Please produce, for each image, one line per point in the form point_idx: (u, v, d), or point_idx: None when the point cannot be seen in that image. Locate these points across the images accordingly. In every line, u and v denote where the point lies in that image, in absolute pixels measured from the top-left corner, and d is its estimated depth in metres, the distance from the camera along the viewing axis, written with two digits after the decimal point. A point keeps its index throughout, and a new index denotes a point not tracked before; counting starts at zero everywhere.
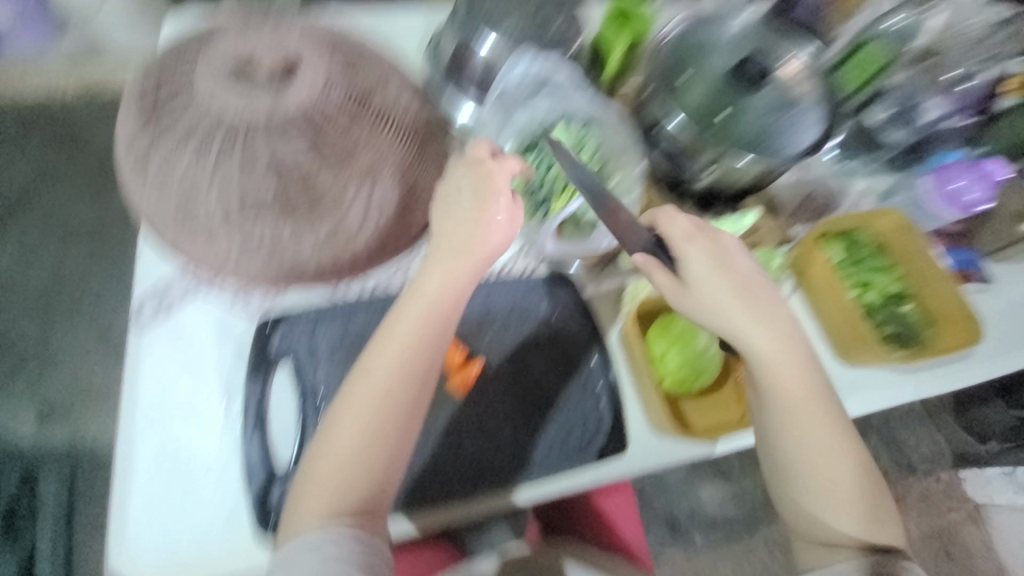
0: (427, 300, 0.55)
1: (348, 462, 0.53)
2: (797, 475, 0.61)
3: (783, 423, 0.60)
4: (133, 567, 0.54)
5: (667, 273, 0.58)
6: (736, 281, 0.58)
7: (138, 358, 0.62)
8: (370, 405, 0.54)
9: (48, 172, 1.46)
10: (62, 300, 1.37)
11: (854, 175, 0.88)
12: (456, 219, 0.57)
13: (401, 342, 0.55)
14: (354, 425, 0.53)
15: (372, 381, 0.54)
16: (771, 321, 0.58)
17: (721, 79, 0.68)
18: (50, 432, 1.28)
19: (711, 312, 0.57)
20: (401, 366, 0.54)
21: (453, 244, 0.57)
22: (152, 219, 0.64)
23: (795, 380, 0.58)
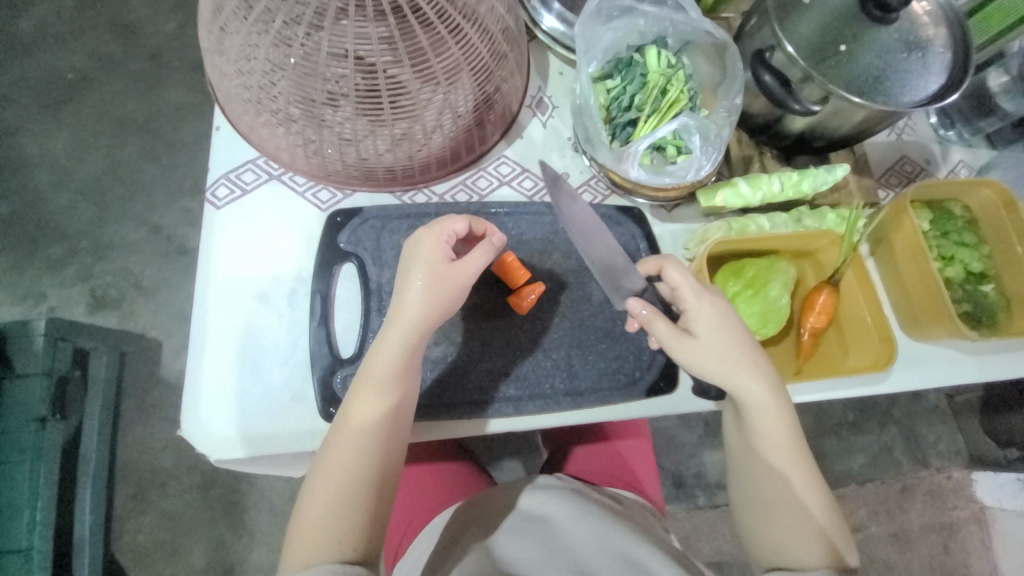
0: (387, 361, 0.54)
1: (335, 523, 0.52)
2: (766, 509, 0.63)
3: (762, 457, 0.62)
4: (201, 432, 0.57)
5: (666, 322, 0.59)
6: (730, 331, 0.59)
7: (212, 236, 0.63)
8: (343, 466, 0.53)
9: (102, 60, 1.45)
10: (113, 192, 1.40)
11: (950, 143, 0.82)
12: (411, 288, 0.55)
13: (365, 404, 0.54)
14: (330, 487, 0.53)
15: (342, 443, 0.54)
16: (761, 369, 0.60)
17: (846, 8, 0.61)
18: (101, 316, 1.34)
19: (705, 360, 0.59)
20: (371, 423, 0.54)
21: (411, 310, 0.54)
22: (230, 99, 0.63)
23: (775, 420, 0.61)
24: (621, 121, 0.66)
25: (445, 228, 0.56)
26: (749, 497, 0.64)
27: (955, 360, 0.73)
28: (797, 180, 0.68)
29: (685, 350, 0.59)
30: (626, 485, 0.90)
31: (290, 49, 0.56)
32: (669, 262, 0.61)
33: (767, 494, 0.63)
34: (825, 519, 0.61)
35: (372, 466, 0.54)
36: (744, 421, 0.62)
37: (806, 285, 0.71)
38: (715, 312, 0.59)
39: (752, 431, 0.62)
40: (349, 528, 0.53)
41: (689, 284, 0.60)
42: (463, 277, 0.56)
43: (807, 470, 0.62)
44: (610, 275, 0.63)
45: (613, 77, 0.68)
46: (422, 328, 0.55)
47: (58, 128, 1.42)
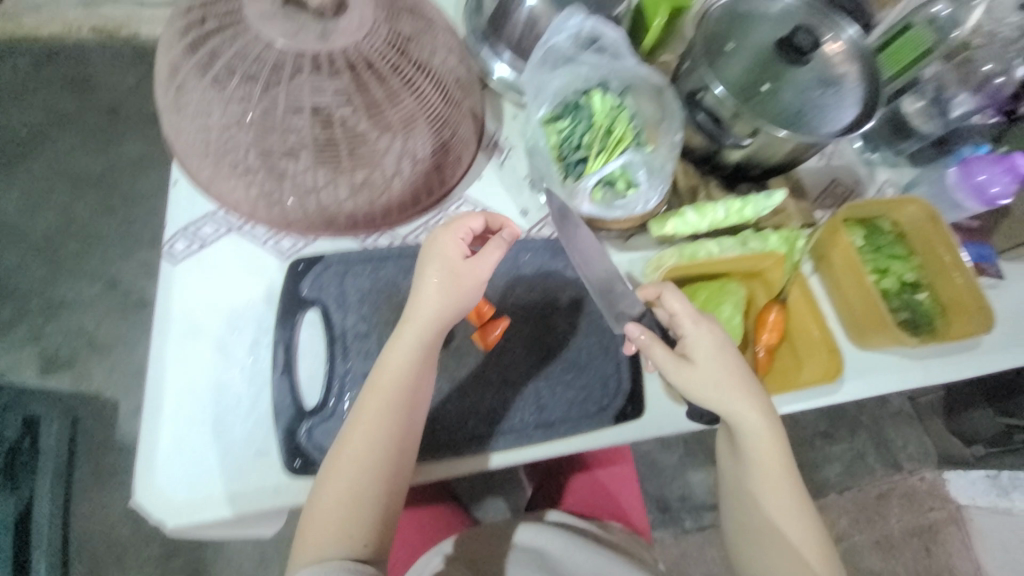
0: (407, 355, 0.55)
1: (347, 512, 0.53)
2: (759, 536, 0.65)
3: (755, 486, 0.65)
4: (159, 496, 0.54)
5: (664, 347, 0.62)
6: (728, 360, 0.62)
7: (168, 291, 0.62)
8: (358, 457, 0.53)
9: (57, 117, 1.44)
10: (68, 249, 1.36)
11: (875, 165, 0.90)
12: (426, 281, 0.57)
13: (385, 395, 0.54)
14: (344, 478, 0.53)
15: (358, 434, 0.53)
16: (753, 393, 0.62)
17: (766, 52, 0.68)
18: (53, 379, 1.27)
19: (702, 387, 0.61)
20: (390, 416, 0.54)
21: (427, 303, 0.56)
22: (188, 154, 0.64)
23: (770, 451, 0.63)
24: (572, 159, 0.70)
25: (461, 226, 0.59)
26: (743, 522, 0.67)
27: (905, 368, 0.77)
28: (739, 206, 0.73)
29: (683, 375, 0.61)
30: (611, 516, 0.91)
31: (249, 106, 0.58)
32: (668, 289, 0.63)
33: (758, 522, 0.65)
34: (811, 555, 0.63)
35: (385, 461, 0.54)
36: (741, 449, 0.64)
37: (758, 303, 0.74)
38: (713, 340, 0.62)
39: (744, 457, 0.64)
40: (359, 520, 0.53)
41: (688, 312, 0.63)
42: (478, 273, 0.58)
43: (798, 502, 0.64)
44: (607, 295, 0.65)
45: (563, 119, 0.71)
46: (439, 323, 0.56)
47: (10, 186, 1.39)
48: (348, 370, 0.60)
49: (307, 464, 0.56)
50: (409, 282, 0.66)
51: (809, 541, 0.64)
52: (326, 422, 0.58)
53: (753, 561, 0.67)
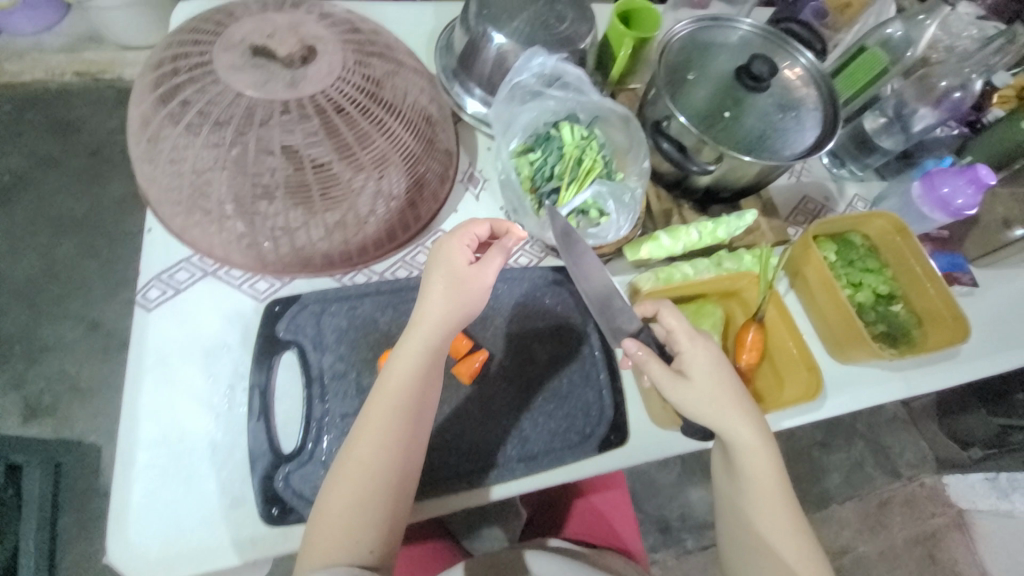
0: (414, 359, 0.55)
1: (356, 518, 0.51)
2: (755, 557, 0.64)
3: (748, 503, 0.64)
4: (131, 552, 0.52)
5: (661, 364, 0.61)
6: (722, 373, 0.62)
7: (142, 338, 0.62)
8: (366, 462, 0.52)
9: (39, 161, 1.44)
10: (50, 292, 1.35)
11: (844, 180, 0.92)
12: (431, 285, 0.56)
13: (394, 398, 0.54)
14: (353, 483, 0.52)
15: (366, 437, 0.53)
16: (746, 408, 0.61)
17: (725, 80, 0.71)
18: (35, 427, 1.24)
19: (698, 404, 0.60)
20: (399, 420, 0.53)
21: (434, 306, 0.55)
22: (162, 202, 0.64)
23: (763, 465, 0.62)
24: (544, 189, 0.71)
25: (468, 231, 0.58)
26: (738, 541, 0.65)
27: (885, 380, 0.78)
28: (712, 228, 0.75)
29: (679, 392, 0.60)
30: (607, 543, 0.90)
31: (221, 154, 0.59)
32: (665, 305, 0.64)
33: (754, 541, 0.64)
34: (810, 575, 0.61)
35: (393, 466, 0.53)
36: (735, 465, 0.63)
37: (736, 322, 0.75)
38: (708, 357, 0.62)
39: (738, 472, 0.64)
40: (368, 527, 0.52)
41: (684, 329, 0.63)
42: (484, 280, 0.57)
43: (792, 518, 0.63)
44: (604, 309, 0.64)
45: (534, 151, 0.74)
46: (447, 326, 0.56)
47: None
48: (326, 411, 0.60)
49: (284, 511, 0.55)
50: (386, 318, 0.66)
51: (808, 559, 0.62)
52: (303, 467, 0.57)
53: None
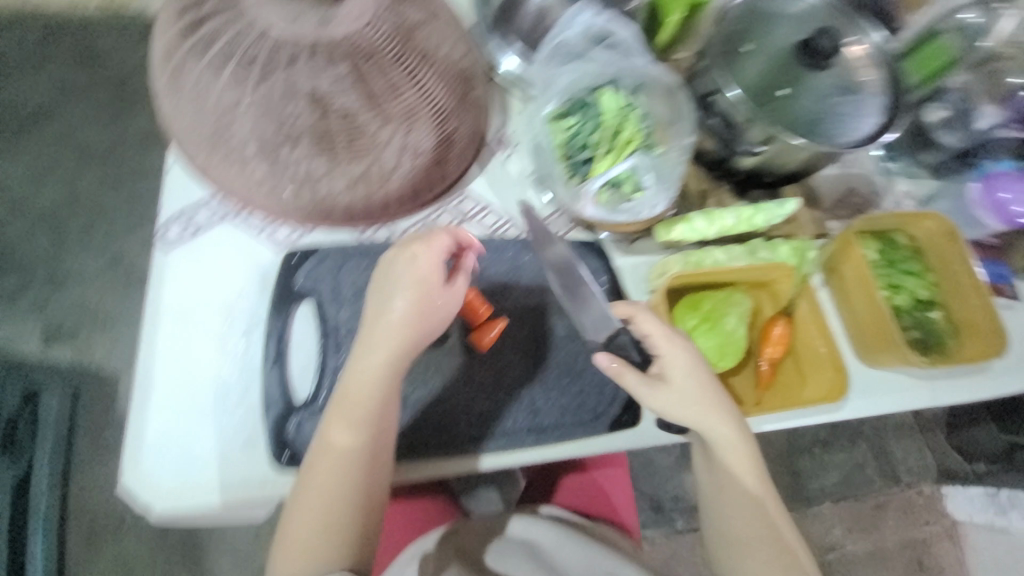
0: (371, 378, 0.53)
1: (322, 526, 0.54)
2: (734, 544, 0.65)
3: (730, 494, 0.64)
4: (145, 483, 0.54)
5: (635, 372, 0.60)
6: (702, 375, 0.61)
7: (160, 276, 0.61)
8: (329, 475, 0.53)
9: (64, 88, 1.43)
10: (73, 222, 1.36)
11: (894, 176, 0.86)
12: (391, 303, 0.54)
13: (352, 418, 0.53)
14: (318, 495, 0.53)
15: (326, 453, 0.53)
16: (724, 408, 0.61)
17: (784, 53, 0.65)
18: (56, 351, 1.28)
19: (676, 405, 0.60)
20: (358, 439, 0.53)
21: (395, 327, 0.54)
22: (183, 137, 0.62)
23: (742, 460, 0.63)
24: (578, 159, 0.68)
25: (435, 248, 0.55)
26: (718, 531, 0.66)
27: (909, 387, 0.75)
28: (749, 215, 0.71)
29: (657, 397, 0.60)
30: (602, 514, 0.91)
31: (246, 92, 0.56)
32: (642, 310, 0.60)
33: (732, 529, 0.65)
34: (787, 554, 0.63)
35: (356, 479, 0.54)
36: (715, 460, 0.63)
37: (764, 314, 0.71)
38: (689, 361, 0.61)
39: (716, 467, 0.64)
40: (337, 530, 0.54)
41: (662, 333, 0.60)
42: (449, 297, 0.55)
43: (769, 506, 0.64)
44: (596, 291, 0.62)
45: (569, 116, 0.68)
46: (407, 345, 0.54)
47: (15, 157, 1.38)
48: (339, 366, 0.59)
49: (294, 458, 0.56)
50: None
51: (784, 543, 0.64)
52: (314, 417, 0.57)
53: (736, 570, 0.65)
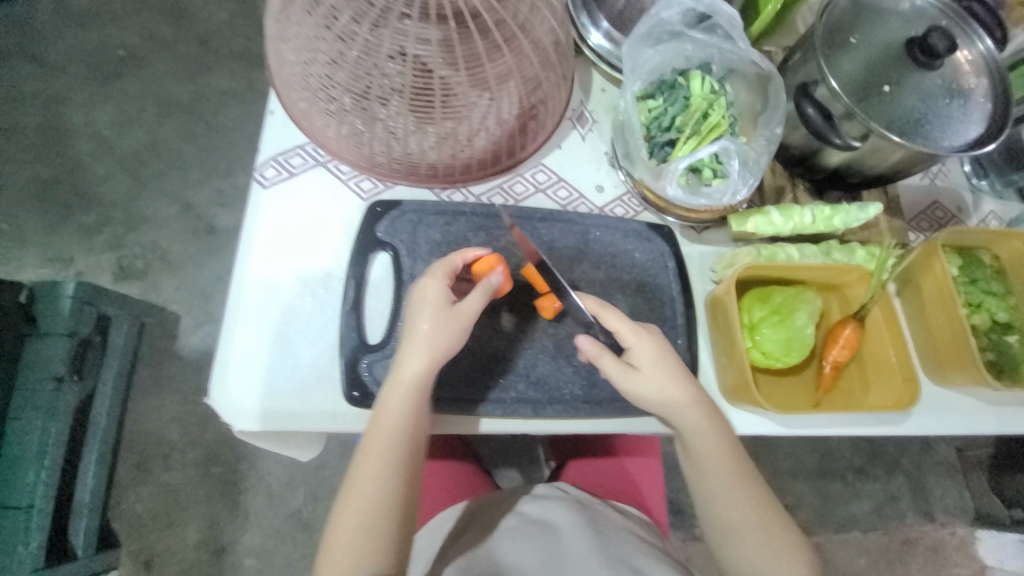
0: (401, 394, 0.56)
1: (365, 541, 0.54)
2: (735, 536, 0.62)
3: (716, 487, 0.62)
4: (229, 399, 0.58)
5: (612, 359, 0.61)
6: (669, 363, 0.61)
7: (255, 211, 0.65)
8: (369, 489, 0.55)
9: (153, 41, 1.50)
10: (151, 168, 1.43)
11: (981, 194, 0.82)
12: (418, 327, 0.56)
13: (385, 434, 0.55)
14: (360, 508, 0.55)
15: (366, 466, 0.56)
16: (690, 395, 0.61)
17: (894, 49, 0.63)
18: (126, 286, 1.36)
19: (647, 394, 0.60)
20: (391, 452, 0.56)
21: (422, 351, 0.56)
22: (288, 86, 0.66)
23: (718, 447, 0.62)
24: (660, 140, 0.67)
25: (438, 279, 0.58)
26: (716, 526, 0.63)
27: (975, 410, 0.72)
28: (828, 214, 0.69)
29: (630, 384, 0.60)
30: (631, 502, 0.87)
31: (352, 44, 0.58)
32: (606, 308, 0.62)
33: (728, 520, 0.63)
34: (780, 537, 0.62)
35: (399, 479, 0.56)
36: (691, 452, 0.63)
37: (832, 317, 0.71)
38: (656, 347, 0.61)
39: (692, 458, 0.63)
40: (380, 533, 0.55)
41: (627, 326, 0.61)
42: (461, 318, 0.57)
43: (756, 493, 0.63)
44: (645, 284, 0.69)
45: (655, 98, 0.69)
46: (434, 360, 0.56)
47: (103, 101, 1.46)
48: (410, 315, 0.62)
49: (365, 395, 0.59)
50: (478, 240, 0.67)
51: (776, 528, 0.62)
52: (384, 362, 0.60)
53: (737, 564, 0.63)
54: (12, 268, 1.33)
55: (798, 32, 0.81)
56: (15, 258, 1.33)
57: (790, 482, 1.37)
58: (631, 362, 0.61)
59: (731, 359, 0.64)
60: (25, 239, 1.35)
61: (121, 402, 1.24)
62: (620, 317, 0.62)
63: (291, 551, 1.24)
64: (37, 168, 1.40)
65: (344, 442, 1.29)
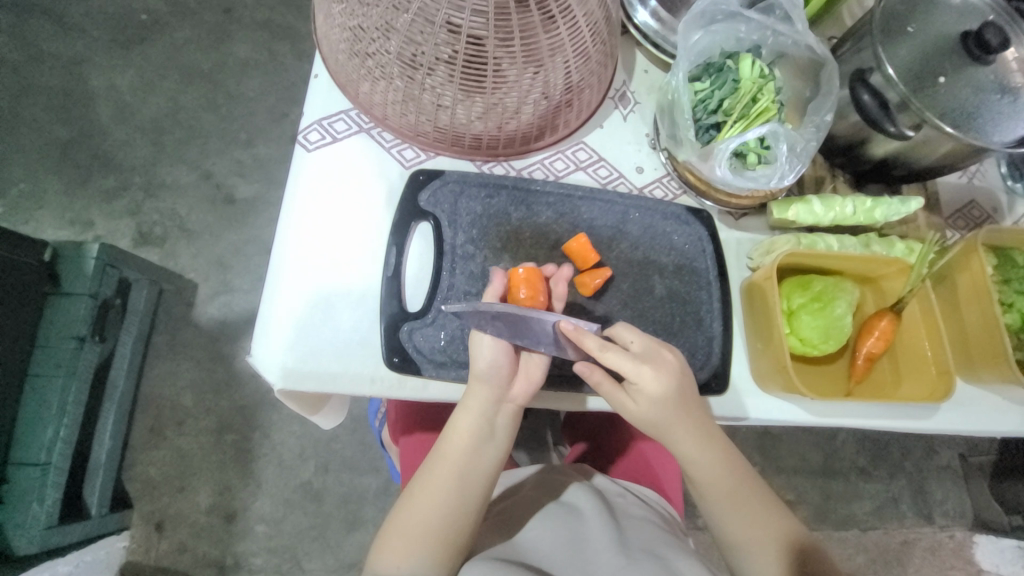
0: (476, 412, 0.59)
1: (431, 545, 0.58)
2: (747, 558, 0.64)
3: (721, 503, 0.65)
4: (268, 359, 0.59)
5: (609, 384, 0.60)
6: (667, 401, 0.59)
7: (299, 171, 0.66)
8: (438, 492, 0.59)
9: (177, 6, 1.48)
10: (171, 134, 1.41)
11: (1019, 197, 0.81)
12: (480, 347, 0.58)
13: (458, 444, 0.59)
14: (419, 511, 0.59)
15: (436, 470, 0.59)
16: (702, 431, 0.62)
17: (948, 42, 0.63)
18: (144, 252, 1.34)
19: (640, 421, 0.61)
20: (464, 466, 0.59)
21: (486, 373, 0.58)
22: (335, 50, 0.65)
23: (723, 468, 0.64)
24: (707, 122, 0.67)
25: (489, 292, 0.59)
26: (728, 540, 0.65)
27: (996, 407, 0.72)
28: (869, 206, 0.69)
29: (624, 410, 0.61)
30: (649, 484, 0.86)
31: (406, 8, 0.56)
32: (605, 347, 0.56)
33: (739, 534, 0.65)
34: (789, 552, 0.64)
35: (454, 492, 0.59)
36: (697, 476, 0.64)
37: (865, 311, 0.71)
38: (656, 383, 0.58)
39: (698, 484, 0.65)
40: (432, 538, 0.58)
41: (624, 358, 0.57)
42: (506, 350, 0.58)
43: (762, 507, 0.65)
44: (683, 268, 0.69)
45: (702, 80, 0.68)
46: (496, 389, 0.59)
47: (125, 65, 1.43)
48: (451, 285, 0.63)
49: (406, 362, 0.60)
50: (518, 214, 0.67)
51: (783, 542, 0.64)
52: (425, 330, 0.61)
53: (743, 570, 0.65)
54: (30, 229, 1.30)
55: (845, 24, 0.80)
56: (32, 218, 1.31)
57: (793, 478, 1.38)
58: (624, 390, 0.60)
59: (767, 345, 0.65)
60: (42, 200, 1.33)
61: (137, 367, 1.23)
62: (617, 355, 0.57)
63: (301, 519, 1.24)
64: (58, 129, 1.37)
65: (358, 418, 1.30)
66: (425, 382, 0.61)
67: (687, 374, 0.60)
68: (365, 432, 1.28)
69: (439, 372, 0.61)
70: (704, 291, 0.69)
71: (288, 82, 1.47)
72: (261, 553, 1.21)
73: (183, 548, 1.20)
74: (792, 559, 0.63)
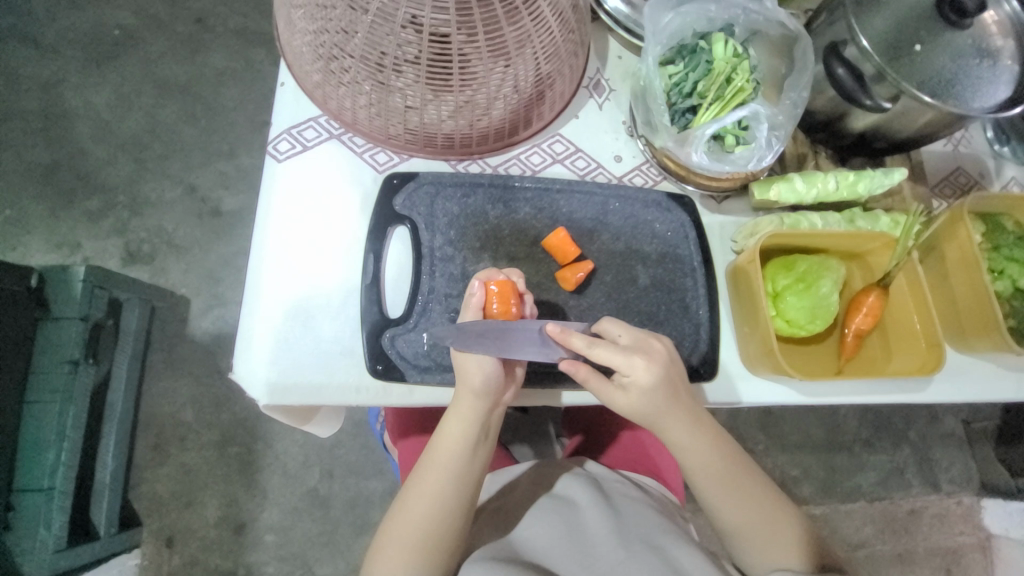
0: (467, 417, 0.58)
1: (427, 551, 0.58)
2: (744, 541, 0.64)
3: (717, 492, 0.64)
4: (250, 374, 0.58)
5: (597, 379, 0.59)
6: (659, 393, 0.58)
7: (271, 182, 0.65)
8: (432, 498, 0.59)
9: (148, 19, 1.46)
10: (152, 150, 1.39)
11: (1005, 160, 0.80)
12: (471, 359, 0.56)
13: (451, 449, 0.59)
14: (415, 519, 0.58)
15: (430, 476, 0.59)
16: (695, 418, 0.61)
17: (923, 9, 0.61)
18: (133, 271, 1.33)
19: (632, 413, 0.61)
20: (455, 471, 0.59)
21: (479, 383, 0.57)
22: (300, 58, 0.64)
23: (716, 454, 0.63)
24: (682, 106, 0.66)
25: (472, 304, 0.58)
26: (725, 526, 0.65)
27: (990, 373, 0.72)
28: (852, 181, 0.68)
29: (617, 405, 0.60)
30: (648, 472, 0.86)
31: (366, 10, 0.55)
32: (597, 343, 0.56)
33: (736, 520, 0.64)
34: (786, 533, 0.64)
35: (448, 496, 0.59)
36: (693, 465, 0.64)
37: (853, 287, 0.70)
38: (648, 376, 0.57)
39: (692, 471, 0.65)
40: (428, 542, 0.58)
41: (614, 351, 0.57)
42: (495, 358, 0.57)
43: (759, 491, 0.65)
44: (667, 255, 0.68)
45: (676, 63, 0.67)
46: (486, 393, 0.58)
47: (101, 83, 1.41)
48: (433, 288, 0.62)
49: (391, 368, 0.60)
50: (495, 212, 0.66)
51: (780, 523, 0.64)
52: (408, 336, 0.61)
53: (739, 555, 0.66)
54: (19, 255, 1.30)
55: None
56: (20, 244, 1.30)
57: (796, 455, 1.38)
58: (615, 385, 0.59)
59: (754, 328, 0.64)
60: (28, 225, 1.32)
61: (134, 387, 1.23)
62: (608, 351, 0.56)
63: (309, 526, 1.24)
64: (38, 152, 1.36)
65: (358, 423, 1.30)
66: (411, 388, 0.61)
67: (677, 363, 0.59)
68: (366, 436, 1.28)
69: (424, 377, 0.60)
70: (688, 277, 0.68)
71: (266, 90, 1.45)
72: (272, 562, 1.22)
73: (194, 561, 1.21)
74: (789, 540, 0.64)
